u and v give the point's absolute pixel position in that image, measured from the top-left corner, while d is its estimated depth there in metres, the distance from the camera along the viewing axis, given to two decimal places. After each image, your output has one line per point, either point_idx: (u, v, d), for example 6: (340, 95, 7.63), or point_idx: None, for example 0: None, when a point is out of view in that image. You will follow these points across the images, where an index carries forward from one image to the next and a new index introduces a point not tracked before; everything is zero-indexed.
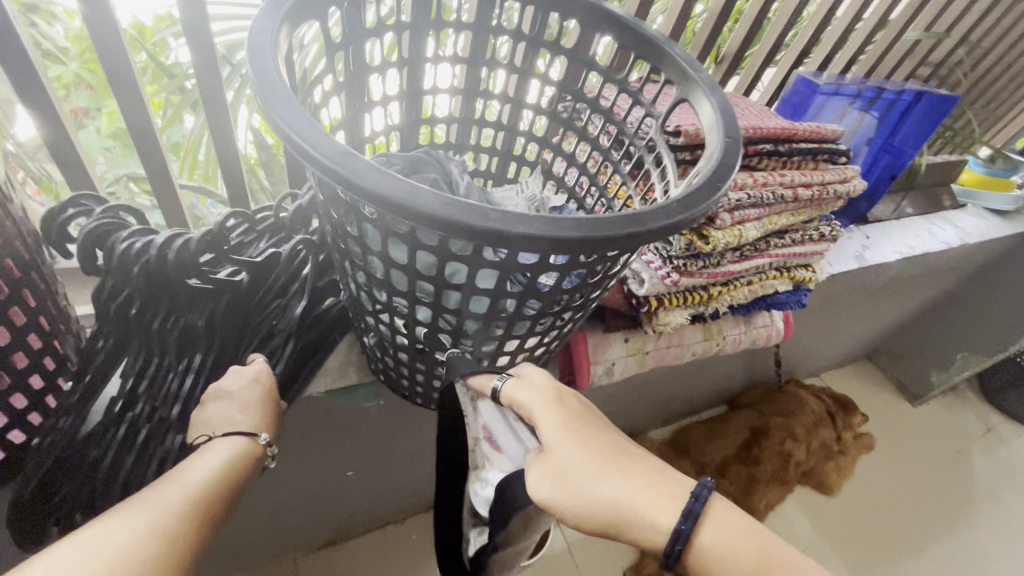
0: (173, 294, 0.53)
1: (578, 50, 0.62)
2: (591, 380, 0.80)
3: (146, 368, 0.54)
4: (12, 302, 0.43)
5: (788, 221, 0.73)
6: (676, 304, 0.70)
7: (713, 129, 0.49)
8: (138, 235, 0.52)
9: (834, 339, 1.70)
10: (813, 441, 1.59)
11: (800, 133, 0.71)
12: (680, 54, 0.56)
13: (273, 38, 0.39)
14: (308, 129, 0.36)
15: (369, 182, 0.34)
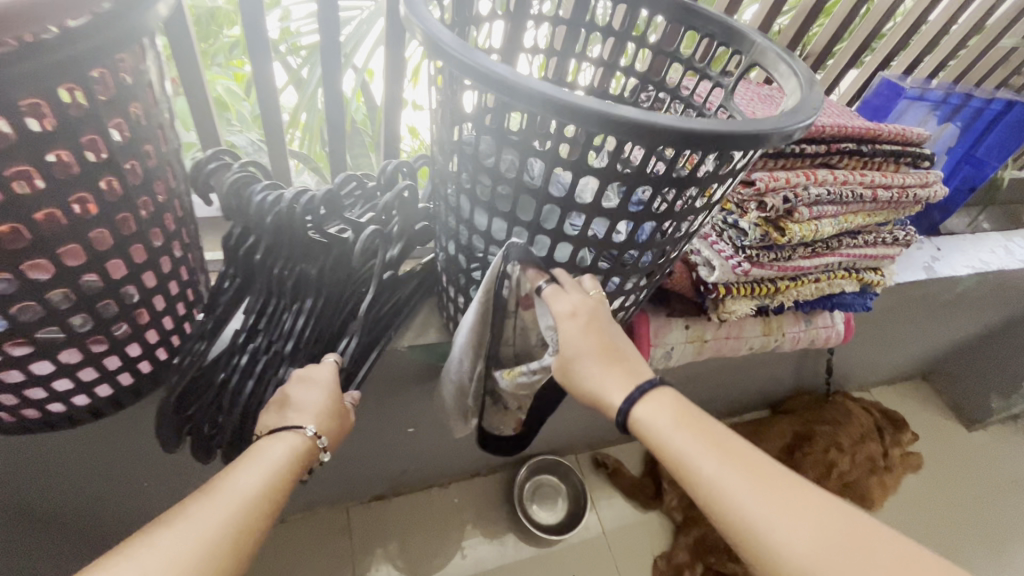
0: (287, 244, 0.60)
1: (661, 42, 0.65)
2: (650, 360, 0.83)
3: (265, 307, 0.61)
4: (173, 236, 0.51)
5: (864, 221, 0.74)
6: (743, 294, 0.72)
7: (794, 76, 0.49)
8: (269, 188, 0.59)
9: (890, 354, 1.66)
10: (858, 453, 1.56)
11: (885, 134, 0.72)
12: (758, 34, 0.56)
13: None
14: (449, 40, 0.40)
15: (508, 73, 0.37)
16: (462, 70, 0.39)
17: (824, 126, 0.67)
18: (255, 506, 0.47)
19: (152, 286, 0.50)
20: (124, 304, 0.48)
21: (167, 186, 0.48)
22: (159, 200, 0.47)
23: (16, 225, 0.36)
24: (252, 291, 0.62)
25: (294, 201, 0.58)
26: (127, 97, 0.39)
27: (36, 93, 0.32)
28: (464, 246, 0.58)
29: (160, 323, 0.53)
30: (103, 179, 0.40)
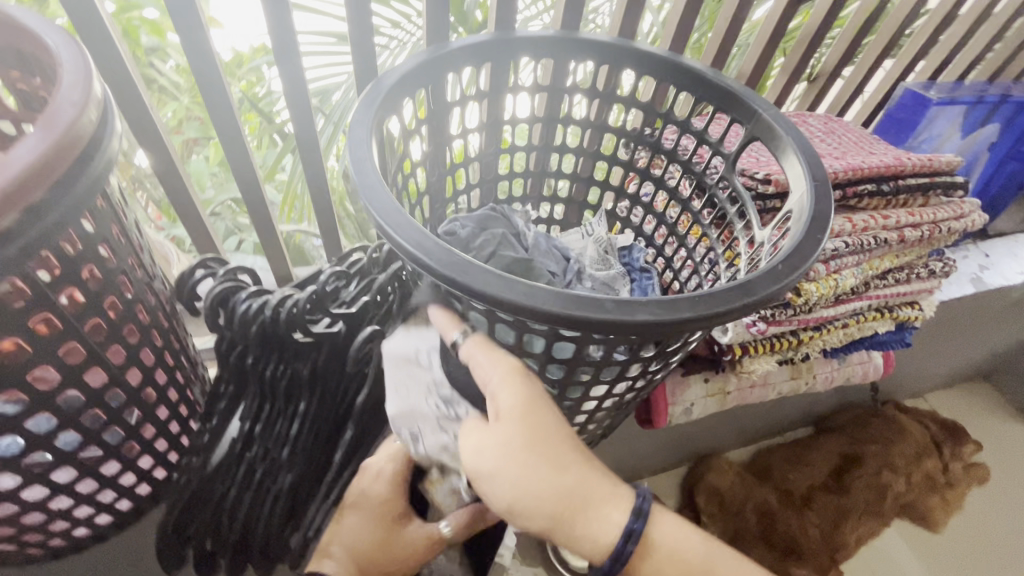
0: (277, 345, 0.58)
1: (653, 104, 0.64)
2: (669, 418, 0.79)
3: (260, 411, 0.60)
4: (157, 366, 0.49)
5: (892, 263, 0.67)
6: (762, 352, 0.68)
7: (802, 175, 0.48)
8: (256, 294, 0.58)
9: (942, 361, 1.54)
10: (914, 472, 1.45)
11: (909, 167, 0.65)
12: (760, 106, 0.55)
13: (365, 146, 0.43)
14: (413, 235, 0.39)
15: (475, 284, 0.36)
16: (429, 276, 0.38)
17: (840, 170, 0.61)
18: None
19: (142, 415, 0.49)
20: (112, 444, 0.47)
21: (143, 324, 0.46)
22: (143, 338, 0.46)
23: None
24: (244, 396, 0.61)
25: (280, 307, 0.56)
26: (84, 259, 0.37)
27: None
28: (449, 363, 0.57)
29: (152, 448, 0.52)
30: (68, 348, 0.38)
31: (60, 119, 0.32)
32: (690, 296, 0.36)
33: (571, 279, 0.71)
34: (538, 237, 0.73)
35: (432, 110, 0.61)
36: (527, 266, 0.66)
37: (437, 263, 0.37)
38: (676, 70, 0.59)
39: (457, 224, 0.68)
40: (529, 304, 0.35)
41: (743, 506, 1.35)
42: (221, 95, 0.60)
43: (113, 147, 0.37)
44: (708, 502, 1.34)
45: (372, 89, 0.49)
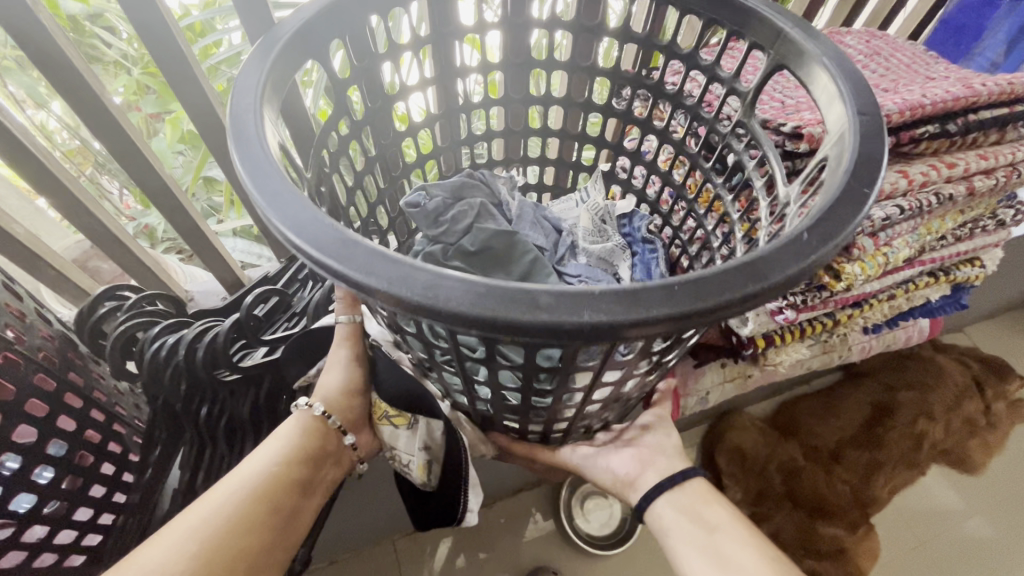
0: (206, 388, 0.50)
1: (650, 34, 0.52)
2: (684, 412, 0.69)
3: (201, 458, 0.52)
4: (51, 424, 0.42)
5: (952, 221, 0.55)
6: (789, 341, 0.57)
7: (846, 110, 0.35)
8: (167, 329, 0.48)
9: (987, 296, 1.40)
10: (953, 418, 1.35)
11: (989, 98, 0.50)
12: (786, 22, 0.41)
13: (255, 124, 0.32)
14: (334, 246, 0.27)
15: (410, 293, 0.25)
16: (365, 294, 0.27)
17: (895, 111, 0.47)
18: (260, 490, 0.45)
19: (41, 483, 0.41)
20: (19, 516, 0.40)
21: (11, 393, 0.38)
22: (21, 401, 0.39)
23: None
24: (178, 441, 0.53)
25: (196, 343, 0.47)
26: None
27: None
28: (421, 370, 0.48)
29: (69, 518, 0.45)
30: None
31: None
32: (670, 284, 0.26)
33: (564, 254, 0.61)
34: (524, 206, 0.62)
35: (357, 67, 0.48)
36: (510, 241, 0.57)
37: (365, 272, 0.26)
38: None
39: (424, 194, 0.57)
40: (486, 312, 0.25)
41: (766, 465, 1.28)
42: (84, 87, 0.46)
43: None
44: (729, 464, 1.27)
45: (262, 50, 0.37)
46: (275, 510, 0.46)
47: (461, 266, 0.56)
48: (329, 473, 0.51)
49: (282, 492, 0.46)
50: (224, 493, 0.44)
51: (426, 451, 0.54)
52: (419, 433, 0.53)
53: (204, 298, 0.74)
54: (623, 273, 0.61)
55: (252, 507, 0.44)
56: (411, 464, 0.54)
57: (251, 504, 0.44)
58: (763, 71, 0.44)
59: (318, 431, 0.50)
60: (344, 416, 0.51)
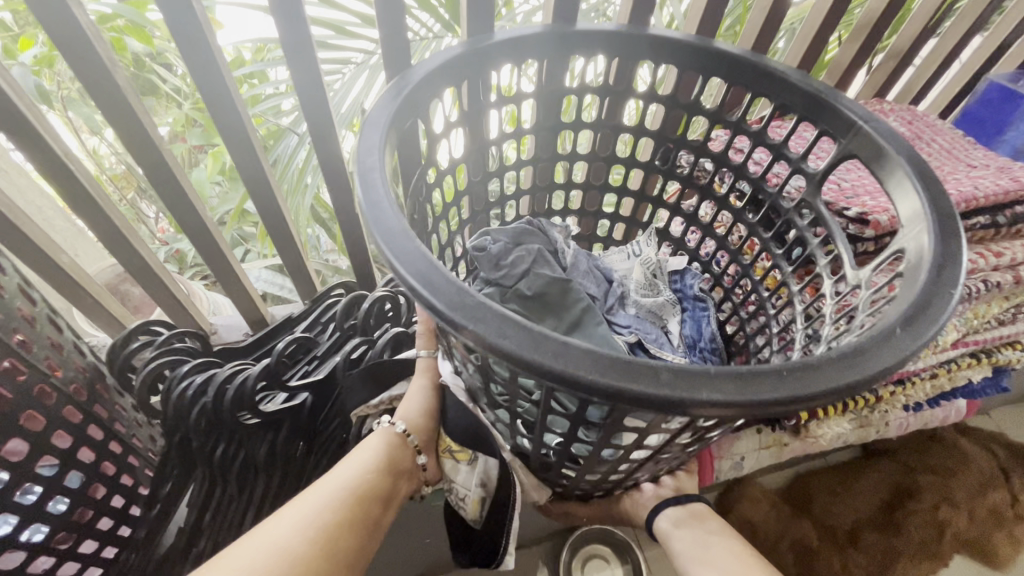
0: (231, 428, 0.51)
1: (720, 109, 0.53)
2: (715, 475, 0.69)
3: (210, 498, 0.52)
4: (77, 451, 0.43)
5: (997, 305, 0.56)
6: (830, 414, 0.57)
7: (921, 211, 0.38)
8: (195, 368, 0.49)
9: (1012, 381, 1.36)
10: (978, 506, 1.29)
11: None
12: (858, 112, 0.44)
13: (381, 180, 0.34)
14: (454, 296, 0.29)
15: (530, 352, 0.27)
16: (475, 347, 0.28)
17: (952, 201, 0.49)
18: (360, 491, 0.46)
19: (59, 512, 0.42)
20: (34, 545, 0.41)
21: (35, 420, 0.39)
22: (54, 431, 0.40)
23: None
24: (189, 477, 0.53)
25: (226, 385, 0.49)
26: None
27: None
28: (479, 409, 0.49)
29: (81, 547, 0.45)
30: None
31: None
32: (770, 370, 0.27)
33: (614, 304, 0.62)
34: (578, 254, 0.63)
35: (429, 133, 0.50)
36: (564, 288, 0.58)
37: (499, 336, 0.28)
38: (750, 67, 0.49)
39: (488, 238, 0.59)
40: (608, 382, 0.26)
41: (778, 543, 1.22)
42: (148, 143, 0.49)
43: None
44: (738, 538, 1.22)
45: (378, 114, 0.40)
46: (371, 515, 0.46)
47: (518, 308, 0.57)
48: (405, 487, 0.51)
49: (375, 496, 0.47)
50: (332, 487, 0.45)
51: (483, 488, 0.54)
52: (479, 468, 0.54)
53: (225, 331, 0.76)
54: (672, 327, 0.61)
55: (350, 507, 0.45)
56: (463, 496, 0.56)
57: (355, 497, 0.46)
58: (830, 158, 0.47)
59: (398, 445, 0.51)
60: (421, 437, 0.53)
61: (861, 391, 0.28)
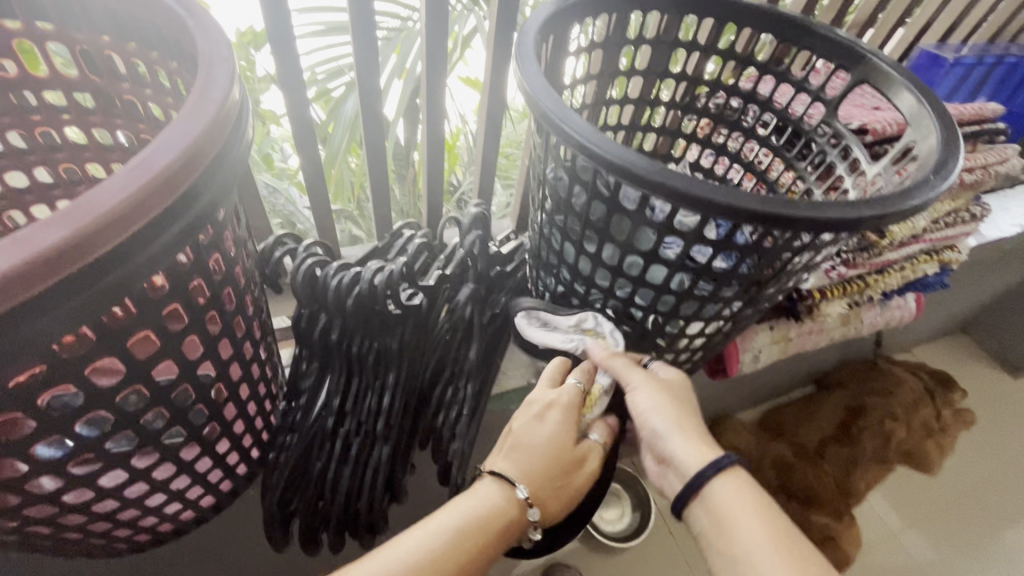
0: (370, 320, 0.58)
1: (751, 54, 0.65)
2: (738, 367, 0.83)
3: (347, 387, 0.60)
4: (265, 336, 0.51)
5: (946, 205, 0.73)
6: (836, 295, 0.72)
7: (924, 113, 0.46)
8: (341, 268, 0.56)
9: (930, 315, 1.63)
10: (914, 419, 1.53)
11: (964, 116, 0.71)
12: (870, 50, 0.54)
13: (551, 94, 0.44)
14: (632, 159, 0.39)
15: (699, 191, 0.37)
16: (655, 192, 0.38)
17: None
18: (447, 545, 0.48)
19: (259, 377, 0.50)
20: (248, 401, 0.49)
21: (260, 311, 0.48)
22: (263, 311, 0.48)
23: (189, 386, 0.38)
24: (322, 373, 0.60)
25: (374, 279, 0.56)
26: (230, 243, 0.37)
27: (189, 268, 0.33)
28: (574, 293, 0.59)
29: (263, 414, 0.53)
30: (234, 317, 0.41)
31: (209, 93, 0.31)
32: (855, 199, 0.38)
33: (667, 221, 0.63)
34: None
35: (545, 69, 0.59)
36: None
37: (681, 183, 0.37)
38: (770, 15, 0.59)
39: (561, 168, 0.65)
40: (757, 207, 0.36)
41: (760, 465, 1.41)
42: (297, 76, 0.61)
43: (248, 129, 0.35)
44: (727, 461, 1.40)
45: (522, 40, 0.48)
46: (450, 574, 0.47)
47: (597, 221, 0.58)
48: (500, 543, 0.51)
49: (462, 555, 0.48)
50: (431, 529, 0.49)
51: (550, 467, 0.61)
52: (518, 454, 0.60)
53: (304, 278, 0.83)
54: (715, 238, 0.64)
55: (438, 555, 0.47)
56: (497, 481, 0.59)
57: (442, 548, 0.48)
58: (845, 86, 0.56)
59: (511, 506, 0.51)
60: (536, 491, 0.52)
61: (922, 210, 0.38)
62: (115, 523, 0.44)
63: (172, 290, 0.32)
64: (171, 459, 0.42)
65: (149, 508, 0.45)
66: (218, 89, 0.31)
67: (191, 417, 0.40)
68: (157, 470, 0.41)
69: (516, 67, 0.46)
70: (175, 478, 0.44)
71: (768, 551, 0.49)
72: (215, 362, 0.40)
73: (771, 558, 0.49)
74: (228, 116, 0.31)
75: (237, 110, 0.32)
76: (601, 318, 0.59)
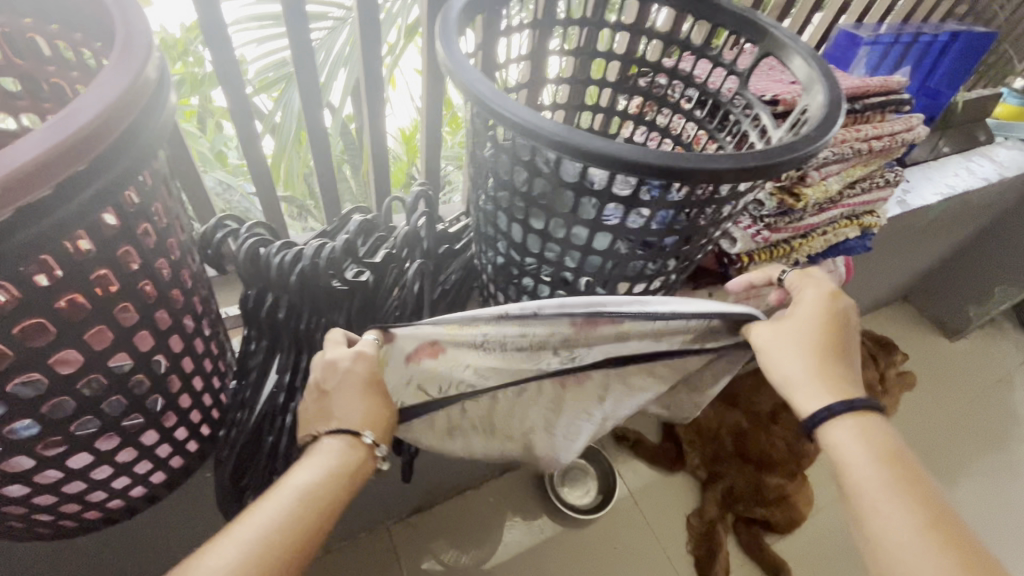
0: (316, 296, 0.59)
1: (672, 32, 0.68)
2: None
3: (297, 365, 0.61)
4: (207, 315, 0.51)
5: (861, 171, 0.79)
6: (763, 259, 0.77)
7: (812, 78, 0.51)
8: (283, 247, 0.57)
9: (871, 284, 1.73)
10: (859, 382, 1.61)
11: (871, 88, 0.76)
12: (770, 24, 0.57)
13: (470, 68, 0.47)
14: (547, 124, 0.42)
15: (606, 150, 0.41)
16: (569, 153, 0.42)
17: None
18: (303, 511, 0.46)
19: (205, 352, 0.51)
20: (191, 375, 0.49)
21: (200, 289, 0.49)
22: (204, 289, 0.49)
23: (123, 356, 0.39)
24: (272, 353, 0.61)
25: (315, 257, 0.57)
26: (160, 213, 0.39)
27: (116, 237, 0.34)
28: (512, 261, 0.62)
29: (211, 390, 0.54)
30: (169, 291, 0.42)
31: (130, 60, 0.32)
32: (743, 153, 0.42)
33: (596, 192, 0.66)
34: None
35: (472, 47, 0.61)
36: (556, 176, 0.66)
37: (591, 143, 0.41)
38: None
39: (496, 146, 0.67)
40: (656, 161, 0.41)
41: (718, 433, 1.46)
42: (232, 62, 0.63)
43: (171, 99, 0.36)
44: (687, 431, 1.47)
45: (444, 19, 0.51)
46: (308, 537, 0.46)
47: None
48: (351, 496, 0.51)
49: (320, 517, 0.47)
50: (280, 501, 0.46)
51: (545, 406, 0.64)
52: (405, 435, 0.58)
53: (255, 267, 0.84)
54: None
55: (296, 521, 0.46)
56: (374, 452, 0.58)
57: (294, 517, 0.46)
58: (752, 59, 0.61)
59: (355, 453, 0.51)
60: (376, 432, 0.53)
61: (799, 161, 0.43)
62: (58, 500, 0.44)
63: (98, 257, 0.33)
64: (110, 433, 0.42)
65: (92, 484, 0.45)
66: (138, 58, 0.32)
67: (129, 387, 0.41)
68: (96, 441, 0.42)
69: (436, 45, 0.49)
70: (118, 453, 0.45)
71: (890, 491, 0.49)
72: (152, 335, 0.41)
73: (890, 500, 0.48)
74: (146, 85, 0.32)
75: (157, 79, 0.33)
76: (539, 285, 0.63)
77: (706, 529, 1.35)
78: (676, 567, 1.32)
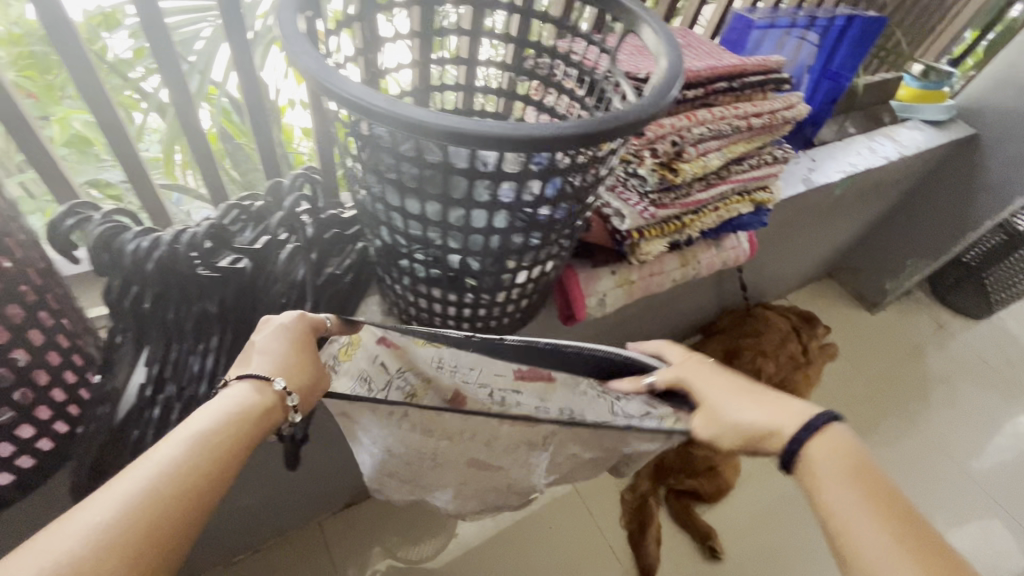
0: (182, 283, 0.57)
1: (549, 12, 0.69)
2: (586, 312, 0.87)
3: (167, 355, 0.59)
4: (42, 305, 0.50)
5: (744, 148, 0.82)
6: (654, 235, 0.79)
7: (661, 50, 0.53)
8: (142, 234, 0.55)
9: (794, 262, 1.81)
10: (782, 355, 1.69)
11: (748, 68, 0.79)
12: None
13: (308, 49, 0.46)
14: (385, 100, 0.42)
15: (444, 122, 0.42)
16: (409, 127, 0.42)
17: (699, 70, 0.74)
18: (206, 450, 0.44)
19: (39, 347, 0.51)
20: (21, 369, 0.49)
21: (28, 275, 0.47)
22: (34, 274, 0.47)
23: None
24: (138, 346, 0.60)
25: (176, 242, 0.55)
26: None
27: None
28: (393, 245, 0.62)
29: (60, 385, 0.54)
30: None
31: None
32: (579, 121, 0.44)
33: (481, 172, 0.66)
34: None
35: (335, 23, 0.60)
36: None
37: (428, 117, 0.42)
38: None
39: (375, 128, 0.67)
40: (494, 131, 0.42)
41: None
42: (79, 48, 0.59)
43: None
44: None
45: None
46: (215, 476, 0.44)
47: None
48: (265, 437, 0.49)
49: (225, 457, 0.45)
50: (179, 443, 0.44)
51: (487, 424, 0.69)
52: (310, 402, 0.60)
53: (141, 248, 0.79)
54: None
55: (197, 459, 0.43)
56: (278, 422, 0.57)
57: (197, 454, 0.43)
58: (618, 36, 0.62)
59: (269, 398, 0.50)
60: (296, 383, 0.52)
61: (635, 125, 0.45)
62: None
63: None
64: None
65: None
66: None
67: None
68: None
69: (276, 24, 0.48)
70: None
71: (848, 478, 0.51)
72: None
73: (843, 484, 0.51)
74: None
75: None
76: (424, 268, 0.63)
77: (638, 503, 1.36)
78: (609, 541, 1.35)
